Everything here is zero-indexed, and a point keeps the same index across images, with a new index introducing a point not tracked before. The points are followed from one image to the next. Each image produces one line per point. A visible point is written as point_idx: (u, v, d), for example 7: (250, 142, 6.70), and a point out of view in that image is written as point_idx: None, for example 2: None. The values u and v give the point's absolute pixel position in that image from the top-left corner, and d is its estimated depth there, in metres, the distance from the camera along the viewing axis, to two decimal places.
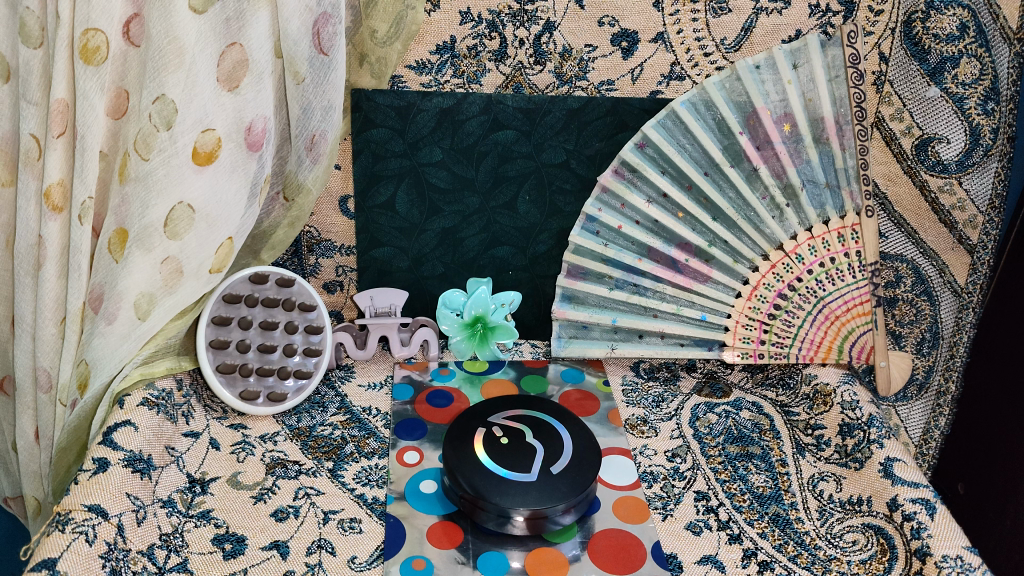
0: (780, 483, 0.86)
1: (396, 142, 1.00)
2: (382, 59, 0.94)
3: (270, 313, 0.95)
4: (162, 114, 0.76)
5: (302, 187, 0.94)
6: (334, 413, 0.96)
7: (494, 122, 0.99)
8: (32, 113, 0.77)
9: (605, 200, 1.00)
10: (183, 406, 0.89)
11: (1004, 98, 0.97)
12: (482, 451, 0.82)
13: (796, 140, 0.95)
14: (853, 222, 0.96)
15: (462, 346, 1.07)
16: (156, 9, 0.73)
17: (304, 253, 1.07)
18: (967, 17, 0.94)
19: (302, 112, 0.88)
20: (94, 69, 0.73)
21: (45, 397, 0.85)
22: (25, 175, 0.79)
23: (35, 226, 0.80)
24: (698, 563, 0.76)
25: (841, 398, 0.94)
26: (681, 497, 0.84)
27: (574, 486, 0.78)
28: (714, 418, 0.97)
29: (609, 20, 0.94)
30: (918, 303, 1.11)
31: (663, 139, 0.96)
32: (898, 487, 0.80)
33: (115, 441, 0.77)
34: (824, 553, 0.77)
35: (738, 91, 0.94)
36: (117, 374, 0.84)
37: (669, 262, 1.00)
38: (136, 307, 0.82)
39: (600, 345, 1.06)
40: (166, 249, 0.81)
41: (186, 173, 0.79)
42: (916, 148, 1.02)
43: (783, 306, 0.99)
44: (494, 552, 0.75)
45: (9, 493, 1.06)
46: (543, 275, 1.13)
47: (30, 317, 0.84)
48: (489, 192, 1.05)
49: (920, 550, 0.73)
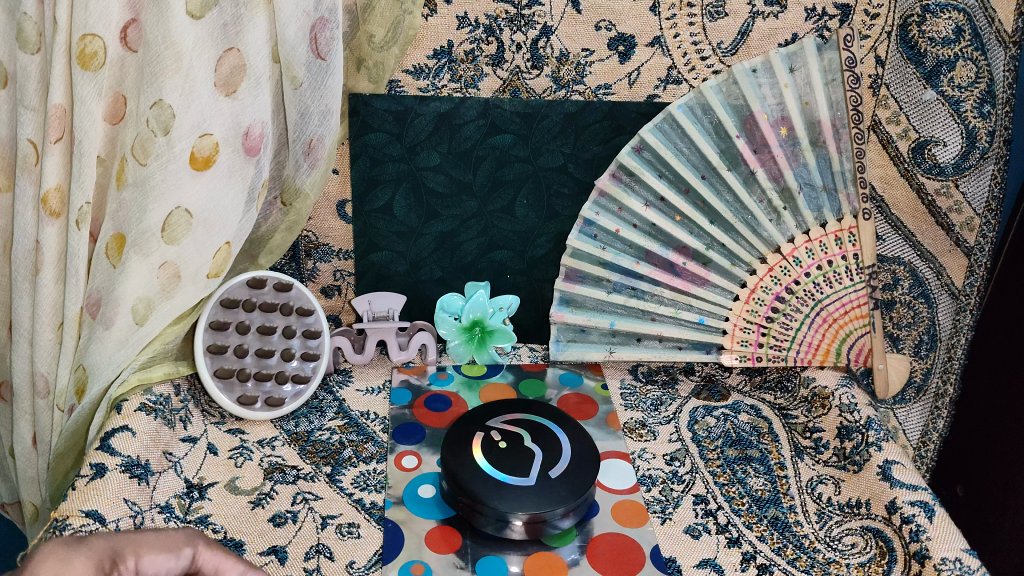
0: (779, 486, 0.86)
1: (395, 147, 1.00)
2: (380, 63, 0.94)
3: (268, 318, 0.95)
4: (160, 119, 0.77)
5: (300, 192, 0.94)
6: (332, 417, 0.96)
7: (491, 126, 1.00)
8: (30, 118, 0.77)
9: (603, 204, 1.00)
10: (180, 411, 0.89)
11: (1001, 100, 0.97)
12: (481, 456, 0.82)
13: (793, 143, 0.95)
14: (851, 225, 0.96)
15: (462, 350, 1.06)
16: (154, 14, 0.74)
17: (302, 258, 1.08)
18: (963, 20, 0.94)
19: (299, 116, 0.87)
20: (92, 74, 0.73)
21: (43, 402, 0.86)
22: (22, 181, 0.79)
23: (33, 232, 0.80)
24: (697, 567, 0.76)
25: (840, 401, 0.94)
26: (680, 500, 0.84)
27: (573, 490, 0.78)
28: (712, 421, 0.97)
29: (606, 24, 0.94)
30: (917, 306, 1.11)
31: (660, 142, 0.96)
32: (897, 490, 0.80)
33: (113, 446, 0.76)
34: (823, 556, 0.77)
35: (735, 94, 0.94)
36: (115, 378, 0.83)
37: (667, 264, 1.01)
38: (134, 312, 0.81)
39: (598, 348, 1.06)
40: (164, 254, 0.81)
41: (184, 178, 0.79)
42: (912, 151, 1.02)
43: (781, 309, 0.99)
44: (493, 557, 0.75)
45: (7, 499, 1.06)
46: (542, 279, 1.13)
47: (28, 323, 0.84)
48: (487, 196, 1.05)
49: (919, 553, 0.73)
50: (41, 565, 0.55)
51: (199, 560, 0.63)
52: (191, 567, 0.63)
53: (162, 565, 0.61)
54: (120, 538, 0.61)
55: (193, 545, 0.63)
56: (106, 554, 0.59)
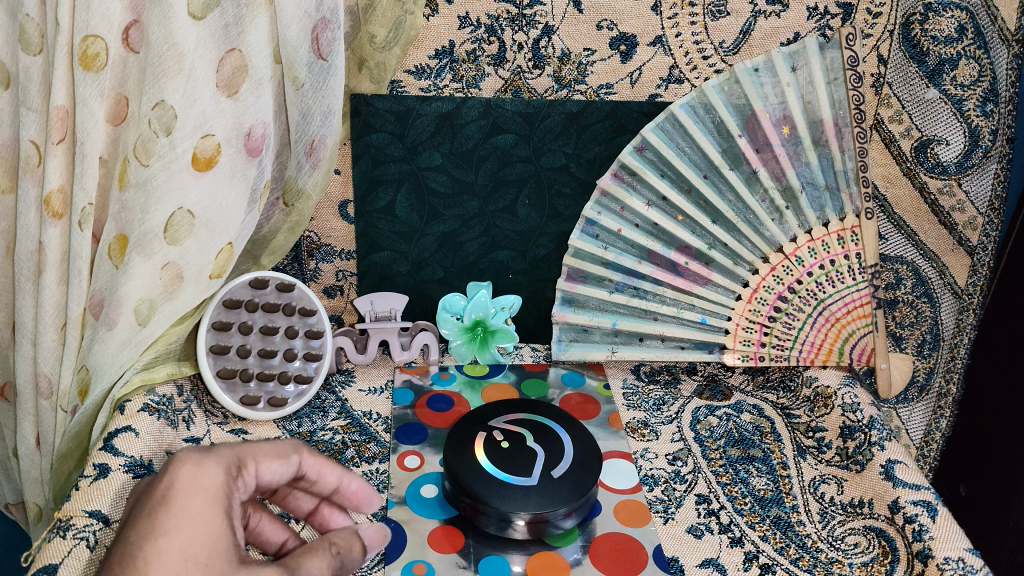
0: (781, 486, 0.86)
1: (396, 147, 1.00)
2: (381, 64, 0.94)
3: (270, 318, 0.95)
4: (162, 120, 0.77)
5: (302, 192, 0.94)
6: (335, 417, 0.96)
7: (493, 126, 0.99)
8: (32, 119, 0.77)
9: (605, 203, 1.00)
10: (183, 412, 0.89)
11: (1004, 99, 0.97)
12: (483, 456, 0.82)
13: (795, 142, 0.94)
14: (853, 224, 0.96)
15: (462, 350, 1.07)
16: (156, 14, 0.74)
17: (304, 258, 1.08)
18: (966, 19, 0.94)
19: (301, 117, 0.87)
20: (94, 75, 0.73)
21: (46, 403, 0.86)
22: (25, 182, 0.79)
23: (36, 233, 0.81)
24: (698, 567, 0.76)
25: (842, 400, 0.93)
26: (682, 500, 0.84)
27: (575, 490, 0.78)
28: (715, 420, 0.97)
29: (608, 24, 0.94)
30: (919, 305, 1.11)
31: (662, 142, 0.96)
32: (899, 489, 0.80)
33: (116, 447, 0.76)
34: (825, 556, 0.78)
35: (737, 93, 0.94)
36: (118, 379, 0.84)
37: (669, 264, 1.01)
38: (137, 313, 0.82)
39: (600, 348, 1.06)
40: (166, 254, 0.81)
41: (186, 178, 0.80)
42: (915, 150, 1.02)
43: (784, 308, 0.99)
44: (495, 557, 0.75)
45: (10, 499, 1.06)
46: (544, 279, 1.13)
47: (31, 324, 0.84)
48: (488, 196, 1.05)
49: (921, 553, 0.73)
50: (177, 474, 0.55)
51: (304, 467, 0.65)
52: (297, 472, 0.65)
53: (277, 473, 0.61)
54: (237, 444, 0.61)
55: (300, 453, 0.64)
56: (233, 461, 0.58)
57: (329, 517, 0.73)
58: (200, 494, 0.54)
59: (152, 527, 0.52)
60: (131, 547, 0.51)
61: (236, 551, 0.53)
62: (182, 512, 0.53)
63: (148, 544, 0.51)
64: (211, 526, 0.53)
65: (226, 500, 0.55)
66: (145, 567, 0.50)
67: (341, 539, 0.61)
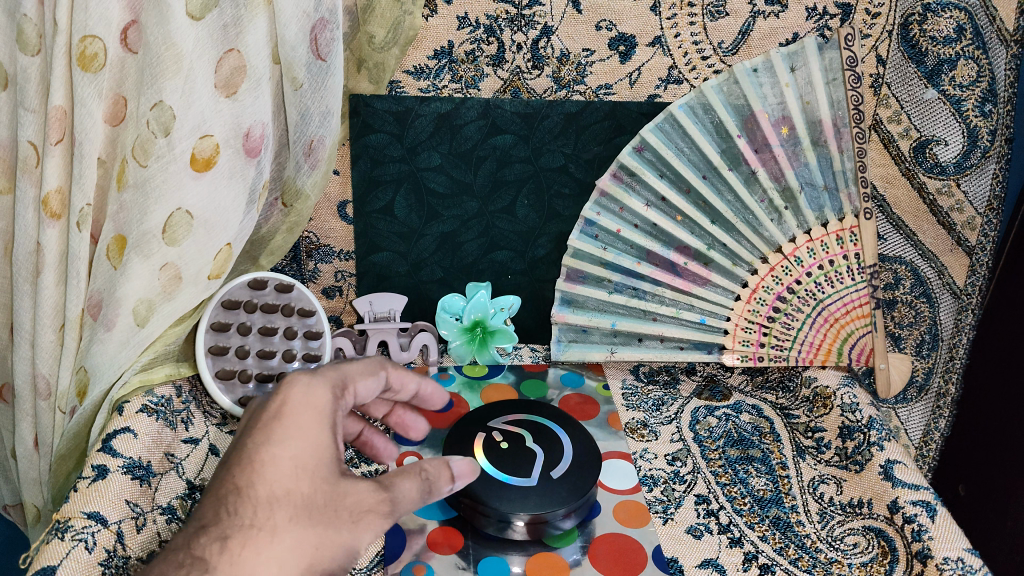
0: (780, 486, 0.86)
1: (395, 147, 1.00)
2: (380, 64, 0.93)
3: (269, 319, 0.95)
4: (160, 120, 0.77)
5: (301, 193, 0.94)
6: None
7: (492, 126, 0.99)
8: (30, 120, 0.77)
9: (604, 204, 1.00)
10: (182, 413, 0.87)
11: (1002, 99, 0.97)
12: (482, 456, 0.82)
13: (794, 143, 0.94)
14: (852, 224, 0.96)
15: (462, 351, 1.07)
16: (154, 16, 0.74)
17: (303, 258, 1.08)
18: (965, 19, 0.94)
19: (299, 117, 0.87)
20: (92, 75, 0.73)
21: (45, 404, 0.85)
22: (23, 183, 0.79)
23: (33, 233, 0.80)
24: (698, 567, 0.76)
25: (841, 400, 0.93)
26: (681, 500, 0.84)
27: (574, 490, 0.78)
28: (714, 421, 0.96)
29: (607, 24, 0.94)
30: (918, 305, 1.11)
31: (662, 142, 0.96)
32: (898, 489, 0.80)
33: (115, 448, 0.76)
34: (824, 556, 0.78)
35: (736, 93, 0.94)
36: (117, 379, 0.83)
37: (668, 265, 1.01)
38: (135, 313, 0.81)
39: (600, 348, 1.06)
40: (165, 255, 0.81)
41: (185, 179, 0.79)
42: (914, 150, 1.02)
43: (783, 309, 0.99)
44: (494, 557, 0.75)
45: (8, 500, 1.06)
46: (543, 279, 1.13)
47: (29, 324, 0.84)
48: (488, 196, 1.05)
49: (920, 553, 0.73)
50: (289, 393, 0.60)
51: (390, 380, 0.71)
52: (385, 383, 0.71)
53: (371, 388, 0.68)
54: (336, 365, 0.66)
55: (387, 368, 0.70)
56: (337, 381, 0.64)
57: (403, 416, 0.82)
58: (310, 409, 0.60)
59: (266, 437, 0.58)
60: (250, 452, 0.57)
61: (338, 463, 0.59)
62: (294, 424, 0.59)
63: (264, 450, 0.57)
64: (319, 439, 0.59)
65: (332, 417, 0.61)
66: (262, 468, 0.56)
67: (431, 463, 0.62)
